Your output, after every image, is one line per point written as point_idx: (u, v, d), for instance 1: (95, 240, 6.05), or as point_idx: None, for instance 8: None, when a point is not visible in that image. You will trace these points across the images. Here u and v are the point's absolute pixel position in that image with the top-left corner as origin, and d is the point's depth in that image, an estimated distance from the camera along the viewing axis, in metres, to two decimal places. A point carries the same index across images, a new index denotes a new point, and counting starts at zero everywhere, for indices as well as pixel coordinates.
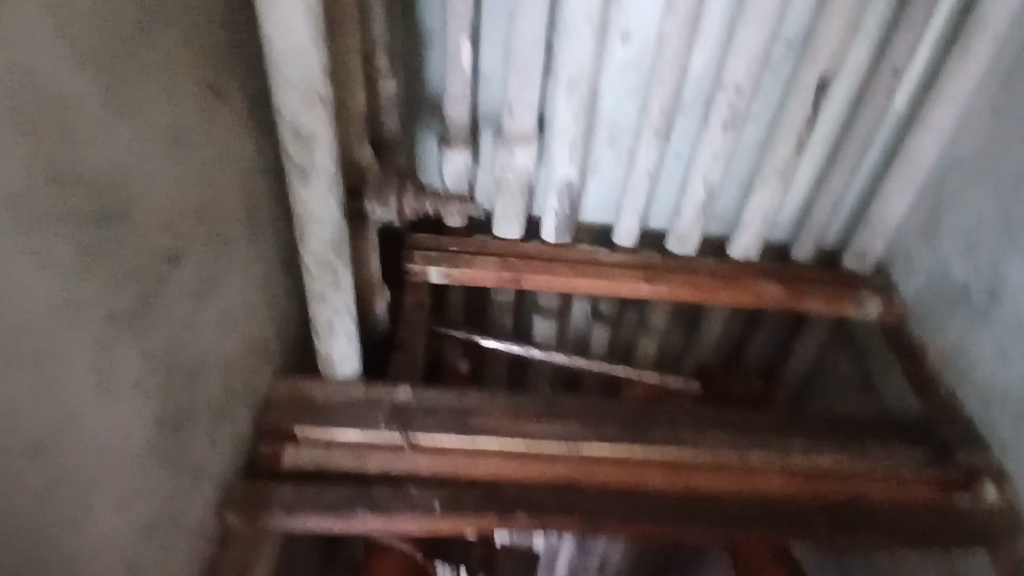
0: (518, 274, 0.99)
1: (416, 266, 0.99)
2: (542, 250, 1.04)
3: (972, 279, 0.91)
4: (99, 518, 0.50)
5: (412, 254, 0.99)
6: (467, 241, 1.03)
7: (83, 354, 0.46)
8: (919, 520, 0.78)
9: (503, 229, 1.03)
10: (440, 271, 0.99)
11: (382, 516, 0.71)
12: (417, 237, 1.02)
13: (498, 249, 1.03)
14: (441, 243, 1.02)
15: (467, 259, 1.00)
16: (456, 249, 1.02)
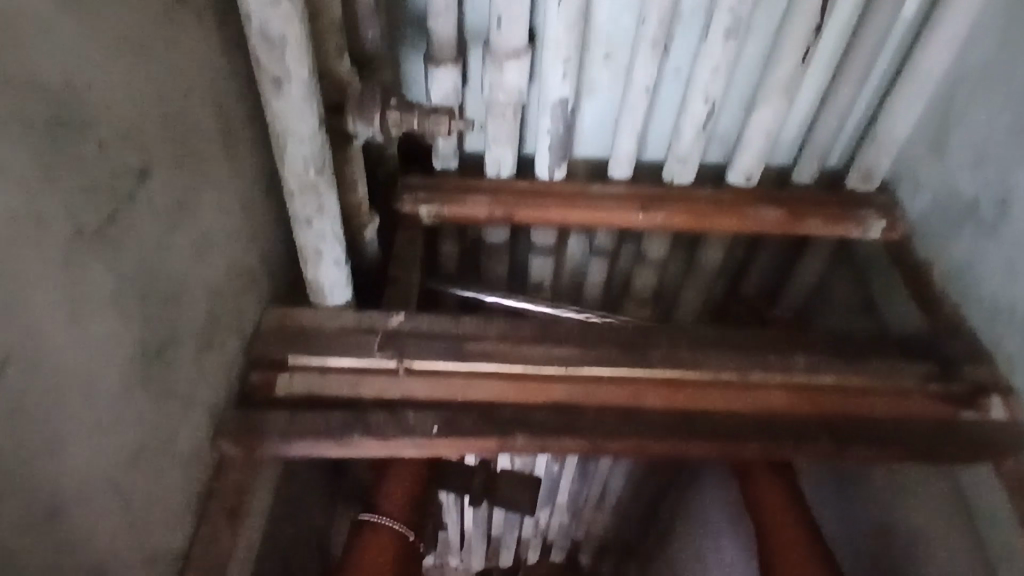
0: (509, 211, 0.98)
1: (406, 207, 0.97)
2: (535, 185, 1.02)
3: (981, 192, 0.87)
4: (78, 443, 0.48)
5: (401, 195, 0.97)
6: (458, 179, 1.01)
7: (48, 269, 0.44)
8: (921, 433, 0.77)
9: (491, 172, 1.02)
10: (430, 211, 0.97)
11: (380, 440, 0.70)
12: (406, 178, 1.00)
13: (489, 185, 1.01)
14: (430, 182, 1.00)
15: (457, 197, 0.98)
16: (447, 186, 1.00)
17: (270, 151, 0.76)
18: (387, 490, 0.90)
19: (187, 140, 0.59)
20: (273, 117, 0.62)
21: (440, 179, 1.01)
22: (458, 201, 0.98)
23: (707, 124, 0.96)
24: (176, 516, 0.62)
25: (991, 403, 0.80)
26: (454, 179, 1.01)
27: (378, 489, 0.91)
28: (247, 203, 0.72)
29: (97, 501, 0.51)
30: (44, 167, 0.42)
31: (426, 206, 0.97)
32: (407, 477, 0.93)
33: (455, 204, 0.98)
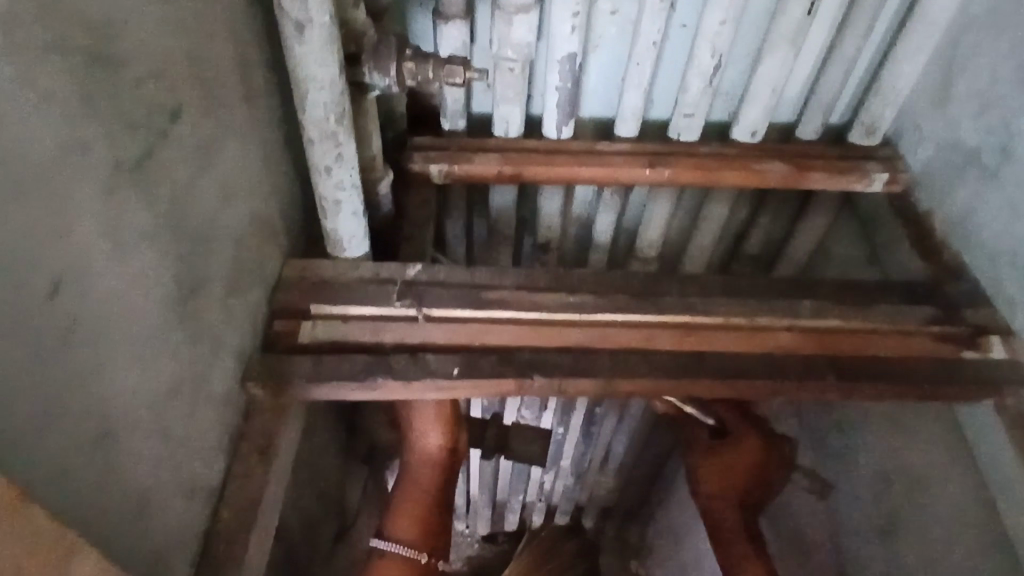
0: (519, 168, 0.99)
1: (417, 166, 0.98)
2: (543, 144, 1.04)
3: (983, 141, 0.89)
4: (123, 370, 0.50)
5: (410, 154, 0.98)
6: (466, 141, 1.02)
7: (91, 197, 0.45)
8: (928, 370, 0.80)
9: (499, 130, 1.03)
10: (439, 170, 0.98)
11: (403, 383, 0.72)
12: (415, 140, 1.01)
13: (497, 147, 1.02)
14: (438, 143, 1.01)
15: (466, 157, 0.99)
16: (455, 147, 1.01)
17: (287, 103, 0.77)
18: (396, 518, 0.88)
19: (212, 85, 0.60)
20: (295, 64, 0.64)
21: (448, 138, 1.02)
22: (468, 159, 0.98)
23: (712, 78, 0.98)
24: (212, 454, 0.64)
25: (991, 343, 0.83)
26: (462, 139, 1.02)
27: (391, 513, 0.90)
28: (267, 154, 0.73)
29: (142, 430, 0.52)
30: (86, 96, 0.43)
31: (436, 165, 0.97)
32: (416, 502, 0.90)
33: (464, 162, 0.98)
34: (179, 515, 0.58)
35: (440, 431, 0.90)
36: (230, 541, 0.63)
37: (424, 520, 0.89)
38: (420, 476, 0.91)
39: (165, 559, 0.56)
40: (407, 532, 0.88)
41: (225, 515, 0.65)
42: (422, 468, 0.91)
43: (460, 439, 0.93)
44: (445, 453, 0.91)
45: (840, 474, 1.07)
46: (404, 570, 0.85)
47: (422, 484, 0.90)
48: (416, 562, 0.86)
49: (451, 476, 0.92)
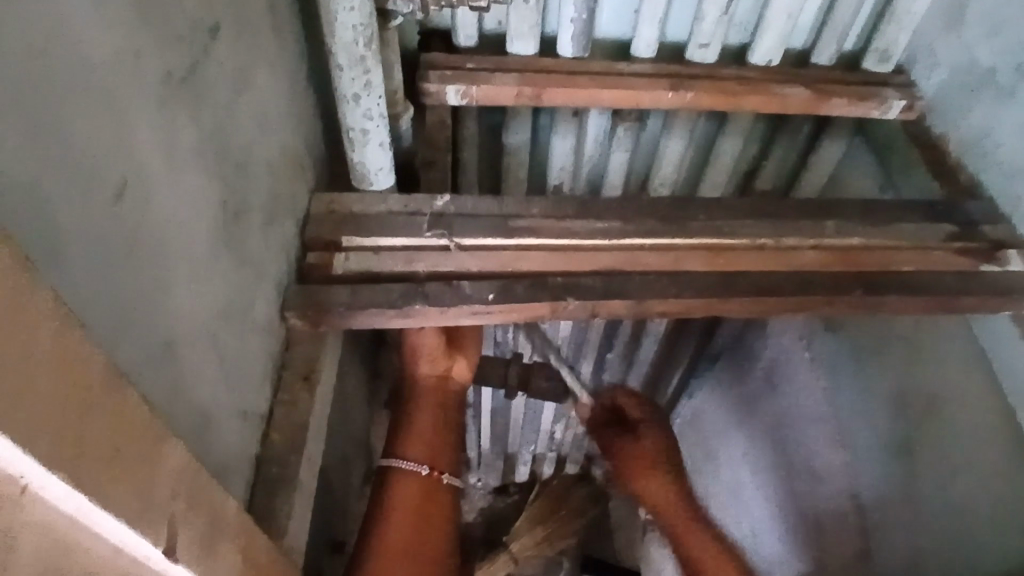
0: (538, 89, 0.97)
1: (432, 86, 0.96)
2: (562, 62, 1.02)
3: (1001, 62, 0.89)
4: (183, 285, 0.51)
5: (427, 73, 0.96)
6: (485, 61, 1.00)
7: (145, 102, 0.45)
8: (950, 281, 0.82)
9: (518, 48, 1.01)
10: (458, 91, 0.96)
11: (439, 307, 0.73)
12: (429, 56, 0.99)
13: (517, 64, 1.00)
14: (454, 61, 0.99)
15: (485, 76, 0.97)
16: (475, 66, 0.99)
17: (310, 36, 0.77)
18: (401, 439, 0.87)
19: (241, 6, 0.60)
20: None
21: (462, 51, 1.00)
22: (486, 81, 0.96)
23: (727, 6, 0.98)
24: (259, 379, 0.65)
25: (1009, 257, 0.85)
26: (475, 55, 1.01)
27: (398, 437, 0.88)
28: (292, 85, 0.73)
29: (201, 345, 0.54)
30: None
31: (454, 86, 0.96)
32: (419, 424, 0.88)
33: (482, 83, 0.97)
34: (235, 435, 0.60)
35: (429, 359, 0.90)
36: (283, 463, 0.65)
37: (429, 440, 0.88)
38: (418, 403, 0.89)
39: (224, 476, 0.58)
40: (414, 452, 0.86)
41: (275, 438, 0.66)
42: (422, 395, 0.90)
43: (454, 365, 0.92)
44: (438, 378, 0.91)
45: (853, 397, 1.10)
46: (415, 487, 0.84)
47: (422, 407, 0.89)
48: (424, 479, 0.84)
49: (451, 401, 0.91)
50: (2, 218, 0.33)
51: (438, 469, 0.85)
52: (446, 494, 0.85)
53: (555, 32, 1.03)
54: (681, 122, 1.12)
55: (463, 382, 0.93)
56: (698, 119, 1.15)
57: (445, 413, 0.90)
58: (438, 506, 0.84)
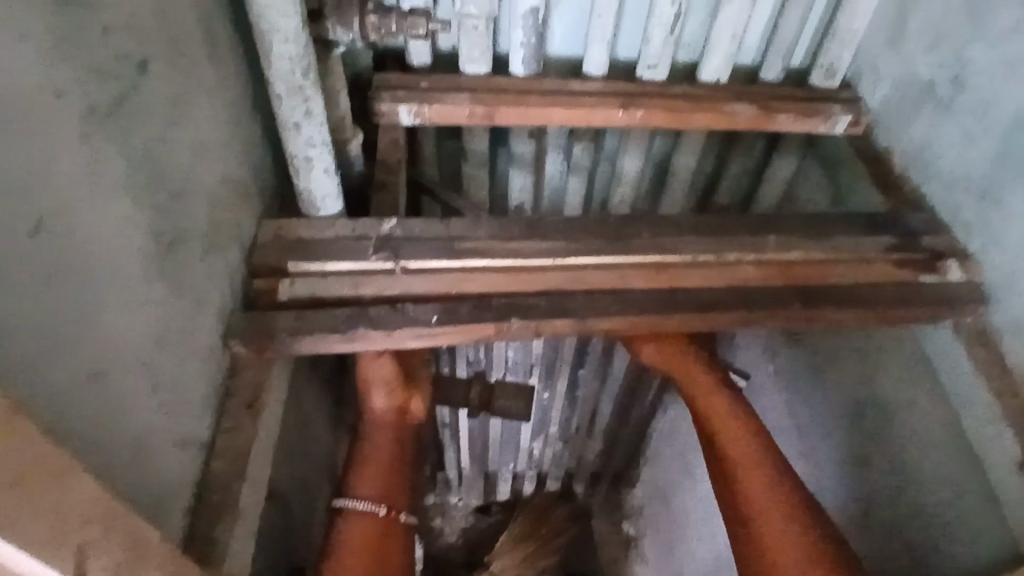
0: (490, 108, 0.98)
1: (385, 107, 0.97)
2: (513, 81, 1.03)
3: (936, 75, 0.92)
4: (112, 317, 0.51)
5: (379, 96, 0.97)
6: (439, 82, 1.01)
7: (68, 141, 0.46)
8: (889, 292, 0.83)
9: (471, 69, 1.02)
10: (410, 111, 0.97)
11: (383, 331, 0.73)
12: (381, 79, 1.00)
13: (469, 88, 1.01)
14: (406, 83, 1.00)
15: (437, 99, 0.98)
16: (427, 87, 1.00)
17: (254, 67, 0.78)
18: (356, 479, 0.85)
19: (177, 38, 0.61)
20: (258, 17, 0.65)
21: (415, 75, 1.02)
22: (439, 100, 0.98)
23: (674, 26, 0.99)
24: (201, 405, 0.66)
25: (949, 267, 0.86)
26: (428, 77, 1.01)
27: (353, 476, 0.86)
28: (235, 114, 0.74)
29: (133, 375, 0.54)
30: (55, 36, 0.45)
31: (406, 106, 0.97)
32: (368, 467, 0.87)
33: (435, 102, 0.98)
34: (173, 464, 0.60)
35: (387, 392, 0.91)
36: (225, 490, 0.65)
37: (382, 480, 0.86)
38: (375, 438, 0.90)
39: (163, 505, 0.57)
40: (370, 492, 0.85)
41: (217, 466, 0.66)
42: (378, 430, 0.91)
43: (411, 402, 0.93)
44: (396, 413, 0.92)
45: (811, 410, 1.10)
46: (368, 530, 0.82)
47: (374, 443, 0.89)
48: (381, 519, 0.83)
49: (407, 435, 0.91)
50: None
51: (394, 509, 0.84)
52: (399, 535, 0.84)
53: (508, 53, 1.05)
54: (637, 140, 1.13)
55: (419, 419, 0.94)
56: (653, 138, 1.16)
57: (400, 447, 0.90)
58: (393, 548, 0.82)
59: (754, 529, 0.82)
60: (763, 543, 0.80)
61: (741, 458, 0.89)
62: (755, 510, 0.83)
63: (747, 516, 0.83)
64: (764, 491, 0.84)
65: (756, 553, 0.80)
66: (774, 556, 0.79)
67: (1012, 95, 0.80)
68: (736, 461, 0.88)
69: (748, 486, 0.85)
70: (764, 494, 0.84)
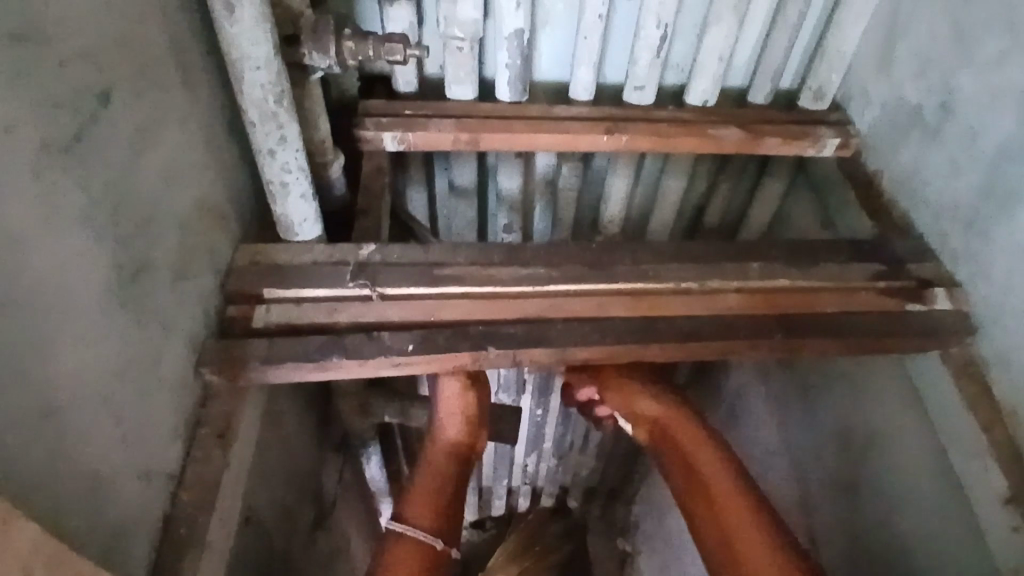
0: (474, 134, 0.97)
1: (369, 132, 0.97)
2: (500, 106, 1.02)
3: (923, 100, 0.90)
4: (65, 355, 0.50)
5: (362, 121, 0.97)
6: (424, 106, 1.01)
7: (17, 182, 0.46)
8: (873, 321, 0.82)
9: (457, 92, 1.02)
10: (395, 138, 0.96)
11: (358, 360, 0.72)
12: (366, 104, 1.00)
13: (453, 111, 1.00)
14: (390, 107, 0.99)
15: (422, 124, 0.97)
16: (413, 113, 0.99)
17: (231, 93, 0.78)
18: (415, 505, 0.83)
19: (143, 68, 0.60)
20: (229, 44, 0.64)
21: (399, 98, 1.01)
22: (425, 128, 0.97)
23: (660, 49, 0.99)
24: (169, 436, 0.65)
25: (937, 296, 0.85)
26: (412, 101, 1.01)
27: (411, 499, 0.85)
28: (209, 140, 0.73)
29: (89, 413, 0.53)
30: (5, 75, 0.44)
31: (391, 133, 0.96)
32: (429, 494, 0.85)
33: (421, 130, 0.97)
34: (135, 498, 0.59)
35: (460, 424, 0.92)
36: (190, 523, 0.64)
37: (439, 512, 0.84)
38: (441, 465, 0.89)
39: (122, 541, 0.56)
40: (426, 518, 0.82)
41: (184, 498, 0.65)
42: (445, 459, 0.90)
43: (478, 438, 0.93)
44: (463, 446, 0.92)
45: (803, 435, 1.08)
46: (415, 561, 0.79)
47: (436, 474, 0.88)
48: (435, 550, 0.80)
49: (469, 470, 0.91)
50: None
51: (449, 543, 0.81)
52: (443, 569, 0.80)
53: (494, 76, 1.04)
54: (625, 160, 1.12)
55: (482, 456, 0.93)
56: (642, 159, 1.15)
57: (461, 482, 0.89)
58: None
59: (727, 531, 0.77)
60: (736, 542, 0.76)
61: (704, 463, 0.84)
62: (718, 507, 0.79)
63: (717, 516, 0.78)
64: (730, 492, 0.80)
65: (734, 559, 0.75)
66: (752, 559, 0.74)
67: (997, 123, 0.78)
68: (694, 459, 0.85)
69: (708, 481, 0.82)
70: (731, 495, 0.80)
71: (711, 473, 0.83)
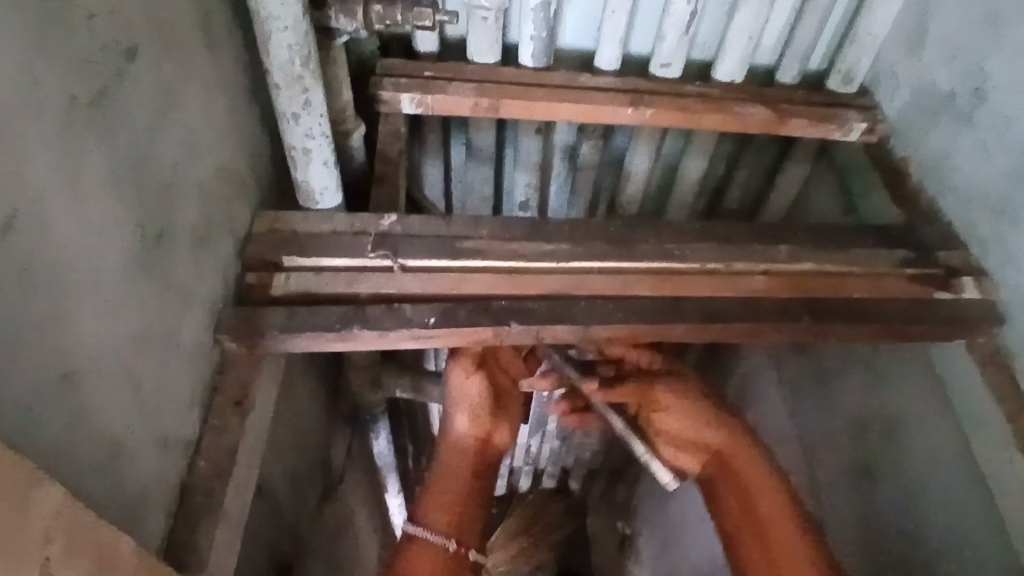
0: (495, 100, 0.94)
1: (387, 93, 0.94)
2: (522, 72, 0.99)
3: (954, 86, 0.88)
4: (90, 317, 0.49)
5: (380, 80, 0.94)
6: (444, 69, 0.98)
7: (42, 134, 0.44)
8: (900, 309, 0.81)
9: (477, 57, 0.99)
10: (412, 99, 0.94)
11: (379, 331, 0.71)
12: (386, 62, 0.97)
13: (474, 76, 0.97)
14: (411, 68, 0.97)
15: (441, 87, 0.95)
16: (433, 76, 0.97)
17: (253, 54, 0.76)
18: (427, 508, 0.83)
19: (169, 26, 0.59)
20: (257, 2, 0.62)
21: (420, 62, 0.98)
22: (443, 91, 0.94)
23: (690, 25, 0.96)
24: (187, 403, 0.64)
25: (964, 284, 0.84)
26: (432, 63, 0.98)
27: (424, 500, 0.85)
28: (231, 103, 0.72)
29: (111, 377, 0.52)
30: (33, 24, 0.42)
31: (409, 94, 0.94)
32: (443, 494, 0.85)
33: (439, 93, 0.94)
34: (155, 465, 0.58)
35: (471, 417, 0.88)
36: (208, 492, 0.63)
37: (457, 513, 0.84)
38: (452, 462, 0.87)
39: (143, 506, 0.56)
40: (438, 520, 0.82)
41: (202, 466, 0.64)
42: (458, 455, 0.87)
43: (496, 431, 0.89)
44: (478, 441, 0.88)
45: (817, 422, 1.07)
46: (435, 559, 0.80)
47: (451, 471, 0.86)
48: (449, 553, 0.81)
49: (490, 465, 0.88)
50: None
51: (463, 544, 0.82)
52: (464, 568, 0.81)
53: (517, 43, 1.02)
54: (646, 137, 1.10)
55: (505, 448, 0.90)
56: (664, 136, 1.13)
57: (478, 478, 0.87)
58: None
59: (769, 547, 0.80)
60: (779, 559, 0.79)
61: (747, 474, 0.84)
62: (767, 520, 0.81)
63: (763, 531, 0.81)
64: (761, 483, 0.84)
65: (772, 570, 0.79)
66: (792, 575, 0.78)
67: None
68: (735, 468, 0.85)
69: (754, 494, 0.83)
70: (762, 487, 0.83)
71: (750, 478, 0.84)
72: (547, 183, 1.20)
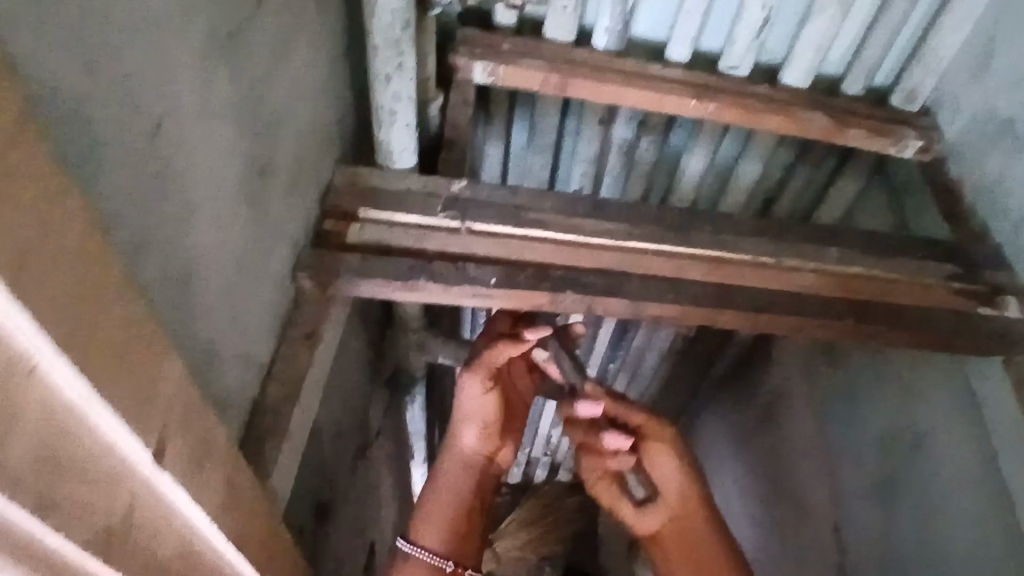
0: (565, 79, 0.97)
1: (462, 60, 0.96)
2: (594, 55, 1.02)
3: (1017, 111, 0.90)
4: (206, 230, 0.55)
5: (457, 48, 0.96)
6: (522, 43, 1.00)
7: (189, 58, 0.50)
8: (943, 321, 0.83)
9: (550, 33, 1.01)
10: (485, 70, 0.96)
11: (444, 286, 0.76)
12: (468, 33, 0.99)
13: (547, 54, 1.00)
14: (492, 40, 0.98)
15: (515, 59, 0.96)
16: (509, 50, 0.98)
17: (352, 17, 0.81)
18: (426, 526, 0.87)
19: None
20: None
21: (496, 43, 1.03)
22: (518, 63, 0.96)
23: (762, 30, 1.00)
24: (266, 329, 0.69)
25: (1009, 303, 0.86)
26: (510, 36, 1.00)
27: (419, 517, 0.89)
28: (329, 59, 0.77)
29: (215, 288, 0.57)
30: None
31: (482, 64, 0.96)
32: (442, 513, 0.88)
33: (513, 66, 0.96)
34: (237, 378, 0.64)
35: (481, 435, 0.91)
36: (276, 413, 0.68)
37: (454, 534, 0.88)
38: (454, 480, 0.90)
39: (224, 412, 0.61)
40: (435, 540, 0.86)
41: (273, 389, 0.70)
42: (461, 471, 0.90)
43: (500, 450, 0.93)
44: (484, 459, 0.92)
45: (842, 430, 1.10)
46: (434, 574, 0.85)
47: (451, 487, 0.89)
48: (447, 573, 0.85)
49: (489, 485, 0.92)
50: (60, 144, 0.38)
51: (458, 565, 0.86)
52: None
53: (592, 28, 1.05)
54: (705, 135, 1.13)
55: (506, 467, 0.93)
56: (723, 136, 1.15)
57: (478, 497, 0.90)
58: None
59: None
60: None
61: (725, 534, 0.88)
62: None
63: None
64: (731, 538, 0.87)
65: None
66: None
67: None
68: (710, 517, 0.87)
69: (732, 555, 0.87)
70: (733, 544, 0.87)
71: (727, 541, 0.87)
72: (602, 175, 1.24)
